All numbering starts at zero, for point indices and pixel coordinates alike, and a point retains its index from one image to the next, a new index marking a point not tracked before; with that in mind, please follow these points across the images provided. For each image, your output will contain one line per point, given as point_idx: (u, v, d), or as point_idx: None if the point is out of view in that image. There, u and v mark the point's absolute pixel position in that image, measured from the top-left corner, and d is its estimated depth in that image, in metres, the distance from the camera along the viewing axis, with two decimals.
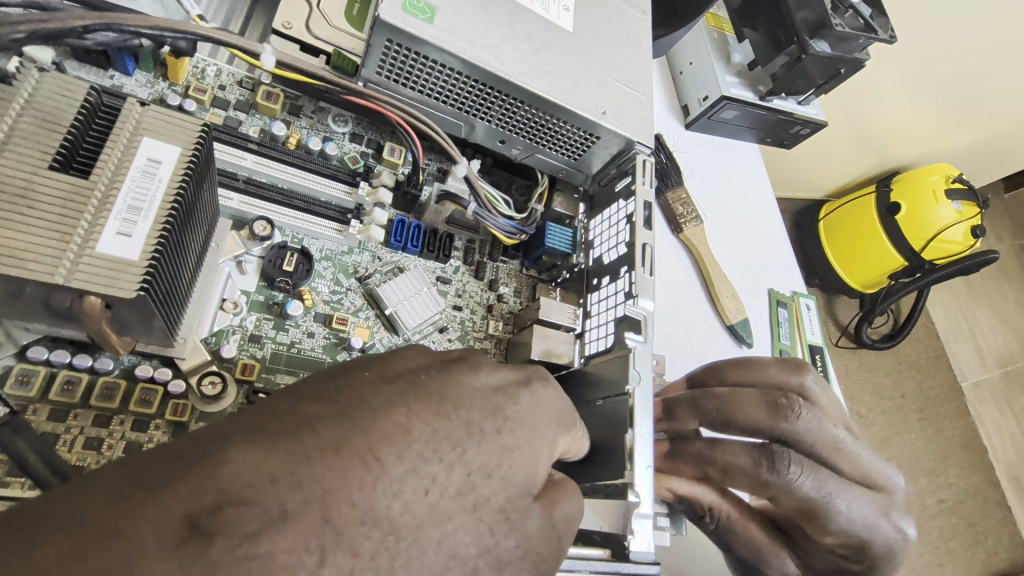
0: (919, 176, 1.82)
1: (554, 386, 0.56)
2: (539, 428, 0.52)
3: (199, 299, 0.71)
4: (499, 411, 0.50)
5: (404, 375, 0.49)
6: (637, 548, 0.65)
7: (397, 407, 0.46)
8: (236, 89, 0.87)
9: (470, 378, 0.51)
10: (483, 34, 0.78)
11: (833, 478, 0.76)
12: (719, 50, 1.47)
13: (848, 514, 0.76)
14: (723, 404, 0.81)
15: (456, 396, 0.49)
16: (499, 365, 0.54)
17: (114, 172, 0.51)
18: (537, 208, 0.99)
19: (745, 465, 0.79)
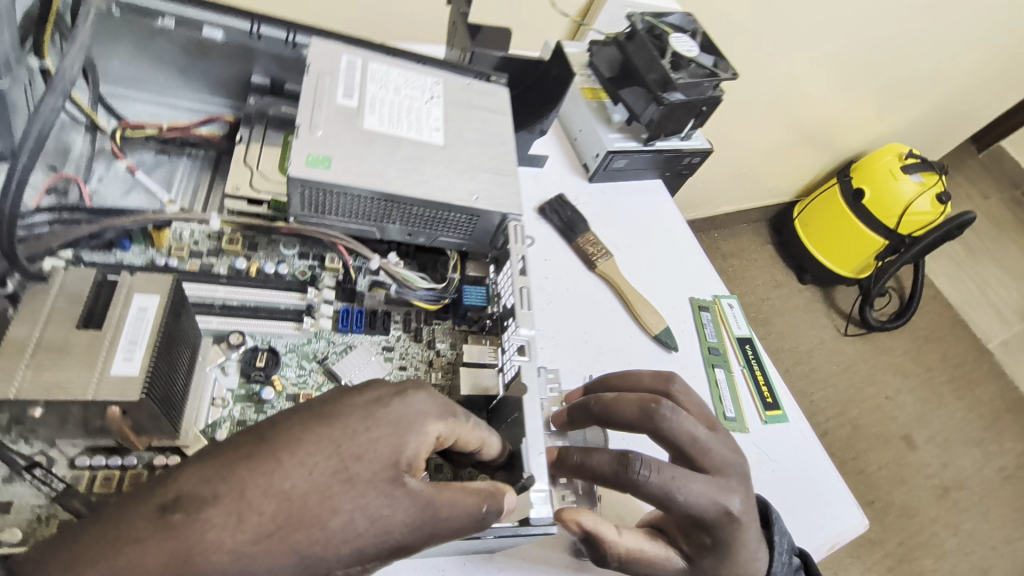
0: (877, 164, 3.37)
1: (429, 390, 0.79)
2: (411, 423, 0.73)
3: (193, 400, 0.96)
4: (372, 415, 0.72)
5: (309, 408, 0.72)
6: (536, 514, 0.87)
7: (295, 424, 0.68)
8: (207, 241, 1.16)
9: (354, 396, 0.73)
10: (369, 165, 1.06)
11: (678, 473, 0.94)
12: (599, 116, 1.78)
13: (688, 504, 0.94)
14: (605, 408, 1.03)
15: (337, 413, 0.70)
16: (377, 385, 0.75)
17: (117, 321, 0.76)
18: (453, 276, 1.25)
19: (605, 471, 0.97)
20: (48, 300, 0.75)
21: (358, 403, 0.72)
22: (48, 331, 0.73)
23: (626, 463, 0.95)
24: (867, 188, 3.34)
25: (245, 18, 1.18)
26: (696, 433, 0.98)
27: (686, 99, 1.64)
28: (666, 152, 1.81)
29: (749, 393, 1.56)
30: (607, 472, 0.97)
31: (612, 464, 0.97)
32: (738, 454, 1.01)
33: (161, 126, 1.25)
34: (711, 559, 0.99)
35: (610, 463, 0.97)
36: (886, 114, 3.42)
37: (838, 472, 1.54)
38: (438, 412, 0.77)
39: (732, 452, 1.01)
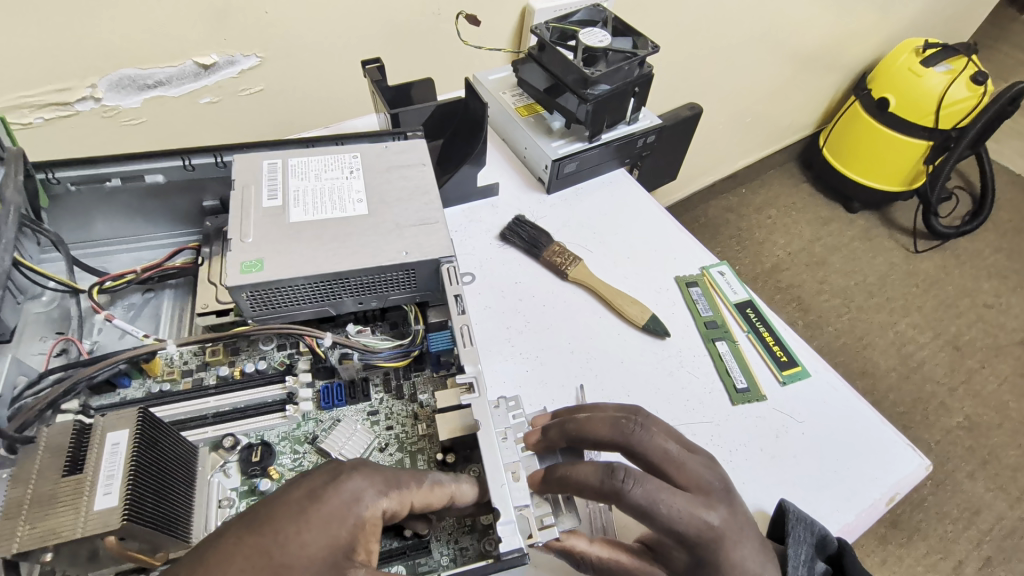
0: (894, 72, 3.26)
1: (368, 469, 0.83)
2: (348, 509, 0.78)
3: (199, 507, 1.06)
4: (304, 512, 0.76)
5: (249, 511, 0.77)
6: (507, 547, 0.88)
7: (231, 532, 0.74)
8: (195, 358, 1.28)
9: (292, 492, 0.78)
10: (300, 255, 1.15)
11: (660, 484, 0.93)
12: (538, 128, 1.80)
13: (671, 517, 0.92)
14: (579, 430, 1.02)
15: (267, 514, 0.76)
16: (312, 479, 0.81)
17: (94, 461, 0.88)
18: (417, 327, 1.30)
19: (590, 482, 0.93)
20: (36, 459, 0.88)
21: (293, 501, 0.77)
22: (40, 485, 0.86)
23: (612, 471, 0.92)
24: (891, 97, 3.25)
25: (177, 156, 1.32)
26: (668, 447, 1.00)
27: (612, 88, 1.63)
28: (615, 141, 1.79)
29: (758, 357, 1.48)
30: (592, 484, 0.93)
31: (597, 475, 0.93)
32: (714, 469, 1.00)
33: (137, 269, 1.37)
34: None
35: (594, 472, 0.93)
36: (869, 28, 3.40)
37: (882, 417, 1.43)
38: (381, 489, 0.82)
39: (708, 469, 1.00)
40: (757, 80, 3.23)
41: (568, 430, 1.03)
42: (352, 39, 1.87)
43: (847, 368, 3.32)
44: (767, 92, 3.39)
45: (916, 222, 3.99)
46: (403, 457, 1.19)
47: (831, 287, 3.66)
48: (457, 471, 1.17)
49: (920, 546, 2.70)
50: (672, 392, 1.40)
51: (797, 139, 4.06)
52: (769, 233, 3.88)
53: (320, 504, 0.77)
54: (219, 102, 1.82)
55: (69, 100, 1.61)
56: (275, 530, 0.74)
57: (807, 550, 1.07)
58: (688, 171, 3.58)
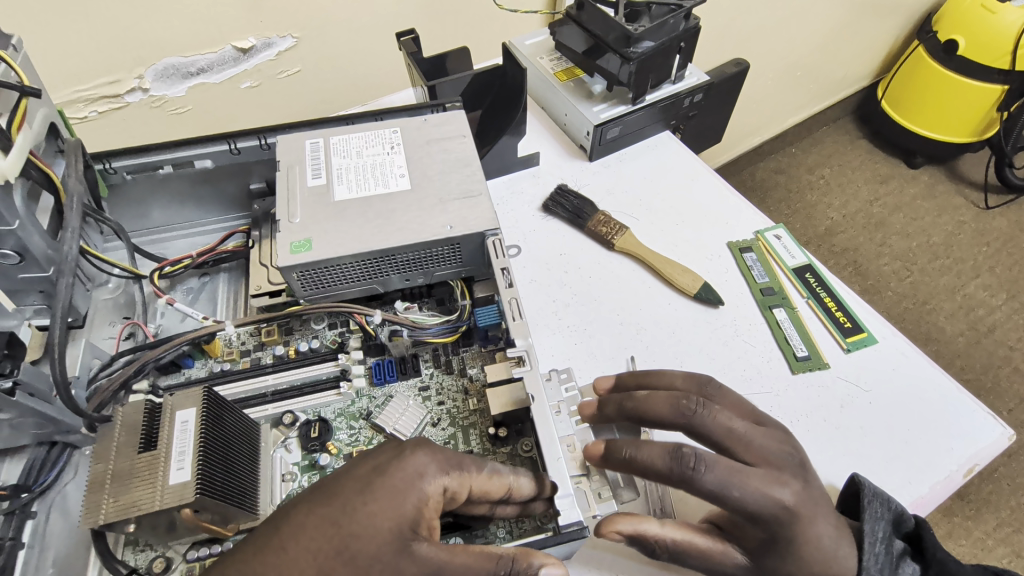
0: (964, 12, 2.97)
1: (430, 446, 0.83)
2: (410, 482, 0.78)
3: (264, 481, 1.10)
4: (368, 483, 0.77)
5: (312, 487, 0.79)
6: (567, 521, 0.87)
7: (299, 511, 0.76)
8: (252, 338, 1.32)
9: (356, 463, 0.81)
10: (347, 233, 1.15)
11: (733, 469, 0.89)
12: (579, 92, 1.73)
13: (743, 499, 0.89)
14: (641, 405, 0.99)
15: (335, 491, 0.77)
16: (376, 455, 0.82)
17: (167, 438, 0.91)
18: (464, 303, 1.29)
19: (657, 466, 0.90)
20: (114, 437, 0.92)
21: (356, 471, 0.79)
22: (119, 461, 0.90)
23: (682, 458, 0.88)
24: (959, 41, 2.97)
25: (223, 140, 1.34)
26: (734, 425, 0.95)
27: (656, 44, 1.55)
28: (660, 102, 1.71)
29: (820, 324, 1.41)
30: (659, 468, 0.89)
31: (667, 461, 0.89)
32: (782, 443, 0.97)
33: (192, 254, 1.41)
34: (768, 559, 0.94)
35: (663, 456, 0.89)
36: None
37: (955, 380, 1.34)
38: (442, 466, 0.82)
39: (775, 442, 0.96)
40: (810, 28, 3.01)
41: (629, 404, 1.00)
42: (385, 12, 1.83)
43: (909, 334, 3.14)
44: (823, 40, 3.15)
45: (988, 175, 3.69)
46: (455, 432, 1.20)
47: (891, 249, 3.44)
48: (509, 445, 1.18)
49: (991, 519, 2.56)
50: (727, 361, 1.35)
51: (853, 91, 3.79)
52: (823, 195, 3.67)
53: (382, 475, 0.78)
54: (260, 85, 1.83)
55: (119, 92, 1.66)
56: (338, 504, 0.76)
57: (886, 524, 1.02)
58: (735, 132, 3.40)
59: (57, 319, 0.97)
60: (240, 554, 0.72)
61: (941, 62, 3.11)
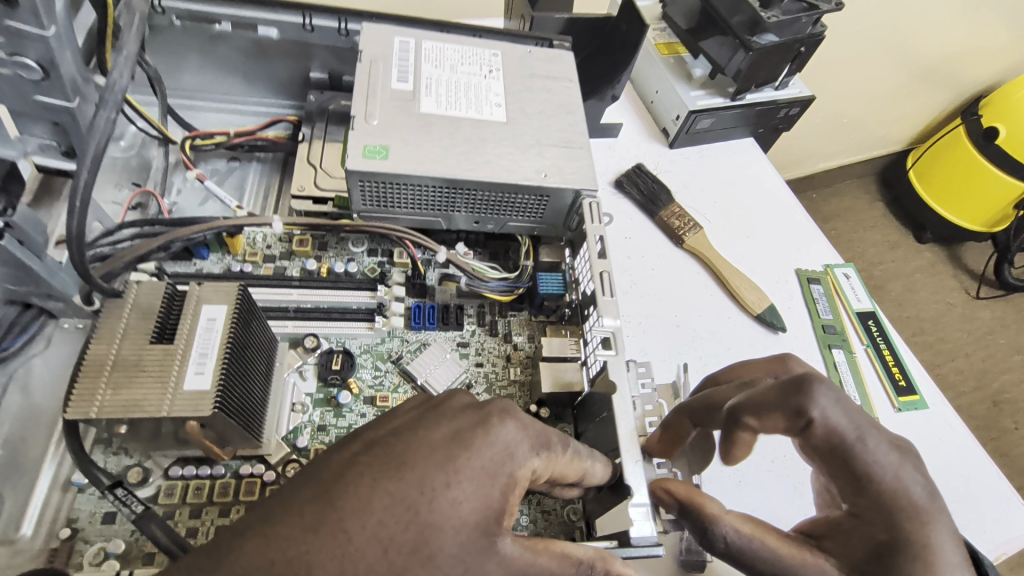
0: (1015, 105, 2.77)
1: (520, 417, 0.68)
2: (498, 461, 0.64)
3: (273, 406, 0.95)
4: (451, 460, 0.62)
5: (376, 442, 0.63)
6: (637, 534, 0.77)
7: (363, 478, 0.60)
8: (279, 244, 1.15)
9: (429, 432, 0.64)
10: (428, 151, 0.99)
11: (859, 421, 0.71)
12: (678, 72, 1.59)
13: (876, 465, 0.69)
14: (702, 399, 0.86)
15: (409, 460, 0.61)
16: (457, 414, 0.66)
17: (187, 335, 0.76)
18: (526, 264, 1.16)
19: (767, 395, 0.75)
20: (122, 318, 0.75)
21: (432, 441, 0.63)
22: (125, 347, 0.74)
23: (788, 394, 0.73)
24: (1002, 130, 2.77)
25: (297, 11, 1.13)
26: None
27: (779, 41, 1.43)
28: (758, 105, 1.59)
29: (874, 375, 1.34)
30: (770, 395, 0.75)
31: (775, 394, 0.74)
32: None
33: (229, 132, 1.23)
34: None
35: (767, 393, 0.75)
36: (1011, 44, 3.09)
37: (996, 466, 1.28)
38: (533, 444, 0.68)
39: None
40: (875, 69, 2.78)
41: (687, 404, 0.88)
42: None
43: None
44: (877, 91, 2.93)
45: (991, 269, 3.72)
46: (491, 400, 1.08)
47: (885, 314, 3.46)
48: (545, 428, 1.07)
49: None
50: None
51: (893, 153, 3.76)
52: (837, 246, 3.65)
53: (470, 455, 0.63)
54: None
55: None
56: (414, 481, 0.60)
57: None
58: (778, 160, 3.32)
59: (84, 159, 0.76)
60: (278, 522, 0.56)
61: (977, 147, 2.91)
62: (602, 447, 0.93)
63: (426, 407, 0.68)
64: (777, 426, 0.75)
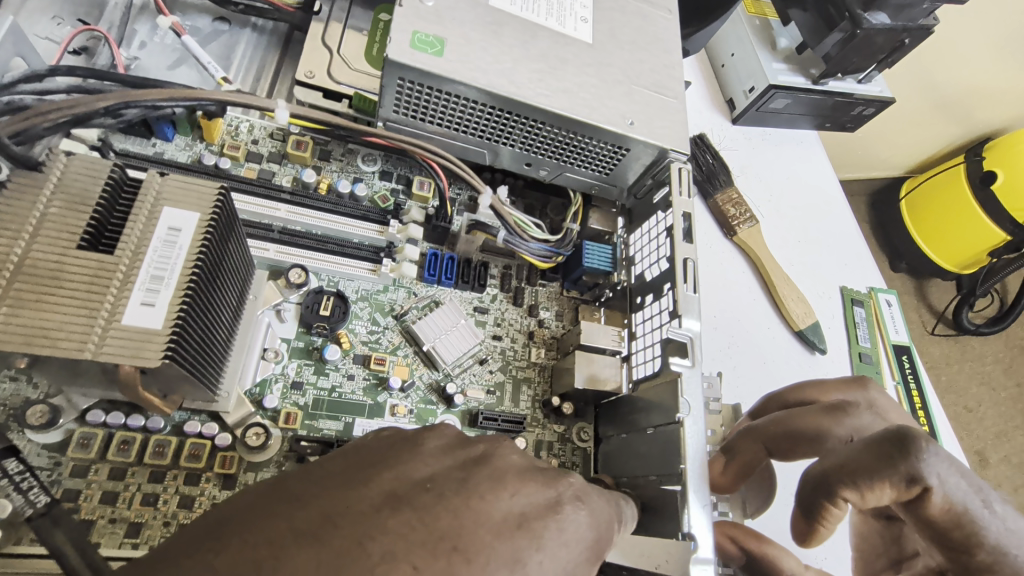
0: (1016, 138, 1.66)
1: (595, 501, 0.51)
2: (572, 565, 0.47)
3: (239, 352, 0.74)
4: (517, 557, 0.44)
5: (411, 494, 0.43)
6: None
7: (398, 564, 0.39)
8: (269, 142, 0.90)
9: (490, 503, 0.45)
10: (495, 59, 0.76)
11: (978, 482, 0.62)
12: (762, 37, 1.37)
13: (1008, 535, 0.59)
14: (783, 428, 0.80)
15: (468, 547, 0.42)
16: (527, 478, 0.48)
17: (137, 246, 0.53)
18: (572, 227, 0.94)
19: (867, 461, 0.64)
20: (37, 203, 0.51)
21: (494, 520, 0.44)
22: (36, 247, 0.50)
23: (893, 456, 0.62)
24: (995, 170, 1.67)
25: None
26: None
27: (892, 25, 1.21)
28: (837, 97, 1.37)
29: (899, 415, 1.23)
30: (872, 462, 0.64)
31: (876, 457, 0.63)
32: None
33: None
34: None
35: (865, 457, 0.64)
36: None
37: None
38: (601, 540, 0.50)
39: None
40: (987, 38, 1.62)
41: (762, 430, 0.82)
42: None
43: None
44: (979, 84, 1.73)
45: None
46: (505, 382, 0.89)
47: None
48: (563, 424, 0.89)
49: None
50: None
51: None
52: None
53: (539, 553, 0.45)
54: None
55: None
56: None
57: None
58: None
59: None
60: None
61: (982, 200, 1.69)
62: (638, 466, 0.77)
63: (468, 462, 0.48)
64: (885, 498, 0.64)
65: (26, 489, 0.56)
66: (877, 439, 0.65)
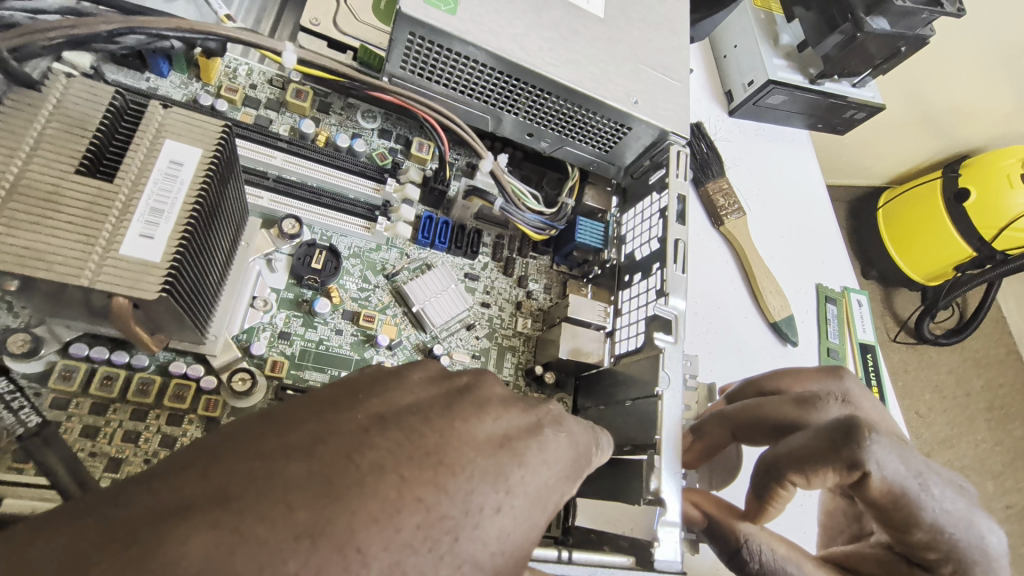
0: (993, 159, 1.71)
1: (569, 429, 0.54)
2: (551, 481, 0.49)
3: (229, 296, 0.73)
4: (501, 473, 0.46)
5: (399, 416, 0.45)
6: (662, 557, 0.66)
7: (389, 474, 0.41)
8: (267, 88, 0.88)
9: (473, 426, 0.47)
10: (507, 23, 0.76)
11: (916, 465, 0.66)
12: (766, 31, 1.38)
13: (943, 515, 0.65)
14: (750, 414, 0.83)
15: (454, 461, 0.44)
16: (510, 408, 0.50)
17: (137, 175, 0.52)
18: (568, 202, 0.95)
19: (811, 448, 0.68)
20: (35, 122, 0.50)
21: (478, 441, 0.46)
22: (33, 165, 0.49)
23: (836, 442, 0.66)
24: (968, 188, 1.72)
25: None
26: None
27: (892, 31, 1.24)
28: (831, 98, 1.40)
29: None
30: (816, 448, 0.67)
31: (822, 444, 0.67)
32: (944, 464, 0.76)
33: None
34: None
35: (812, 442, 0.68)
36: None
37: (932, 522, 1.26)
38: (575, 469, 0.53)
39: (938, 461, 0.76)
40: (997, 49, 1.64)
41: (731, 415, 0.85)
42: None
43: None
44: (975, 98, 1.77)
45: None
46: (490, 349, 0.90)
47: None
48: (544, 393, 0.92)
49: None
50: None
51: None
52: None
53: (521, 469, 0.47)
54: None
55: None
56: (456, 493, 0.43)
57: None
58: None
59: None
60: (255, 512, 0.35)
61: (953, 217, 1.75)
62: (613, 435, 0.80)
63: (453, 393, 0.50)
64: (828, 481, 0.67)
65: (15, 408, 0.57)
66: (825, 426, 0.68)
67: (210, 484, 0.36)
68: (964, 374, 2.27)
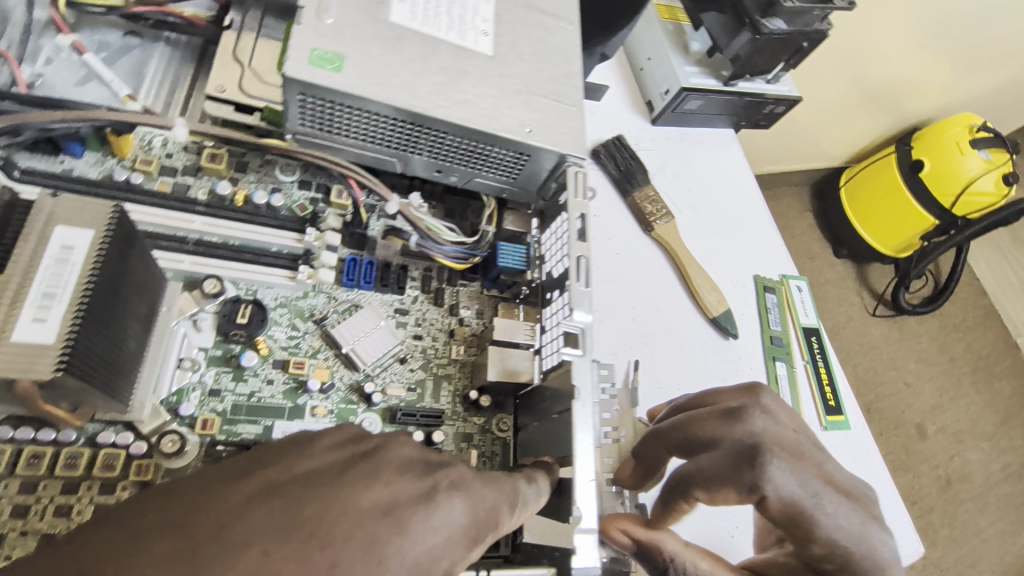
0: (940, 129, 1.82)
1: (471, 494, 0.57)
2: (436, 549, 0.53)
3: (151, 361, 0.75)
4: (375, 542, 0.50)
5: (284, 485, 0.50)
6: (580, 565, 0.69)
7: (251, 547, 0.45)
8: (183, 155, 0.92)
9: (359, 495, 0.51)
10: (394, 73, 0.80)
11: (813, 486, 0.72)
12: (675, 42, 1.45)
13: (838, 530, 0.72)
14: (680, 434, 0.81)
15: (327, 530, 0.48)
16: (402, 474, 0.54)
17: (27, 265, 0.55)
18: (487, 229, 1.00)
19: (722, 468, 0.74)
20: None
21: (359, 509, 0.50)
22: None
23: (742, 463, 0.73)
24: (923, 159, 1.82)
25: None
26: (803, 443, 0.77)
27: (789, 30, 1.30)
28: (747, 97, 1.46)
29: (809, 392, 1.33)
30: (726, 468, 0.74)
31: (729, 464, 0.74)
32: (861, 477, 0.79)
33: None
34: None
35: (722, 463, 0.74)
36: None
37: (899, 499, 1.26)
38: (473, 534, 0.56)
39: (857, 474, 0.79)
40: (906, 33, 1.70)
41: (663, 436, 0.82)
42: None
43: None
44: (892, 79, 1.85)
45: None
46: (425, 379, 0.93)
47: None
48: (484, 416, 0.94)
49: None
50: None
51: None
52: None
53: (401, 538, 0.51)
54: None
55: None
56: (321, 563, 0.47)
57: None
58: None
59: None
60: None
61: (912, 188, 1.86)
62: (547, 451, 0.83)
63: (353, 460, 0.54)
64: (735, 498, 0.75)
65: None
66: (735, 448, 0.75)
67: (76, 561, 0.42)
68: (948, 339, 2.31)
